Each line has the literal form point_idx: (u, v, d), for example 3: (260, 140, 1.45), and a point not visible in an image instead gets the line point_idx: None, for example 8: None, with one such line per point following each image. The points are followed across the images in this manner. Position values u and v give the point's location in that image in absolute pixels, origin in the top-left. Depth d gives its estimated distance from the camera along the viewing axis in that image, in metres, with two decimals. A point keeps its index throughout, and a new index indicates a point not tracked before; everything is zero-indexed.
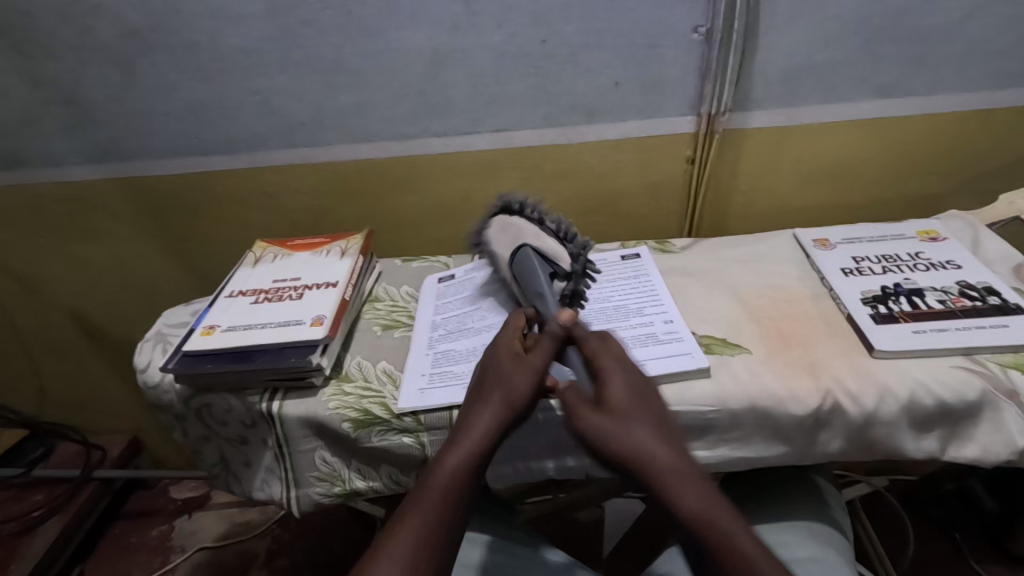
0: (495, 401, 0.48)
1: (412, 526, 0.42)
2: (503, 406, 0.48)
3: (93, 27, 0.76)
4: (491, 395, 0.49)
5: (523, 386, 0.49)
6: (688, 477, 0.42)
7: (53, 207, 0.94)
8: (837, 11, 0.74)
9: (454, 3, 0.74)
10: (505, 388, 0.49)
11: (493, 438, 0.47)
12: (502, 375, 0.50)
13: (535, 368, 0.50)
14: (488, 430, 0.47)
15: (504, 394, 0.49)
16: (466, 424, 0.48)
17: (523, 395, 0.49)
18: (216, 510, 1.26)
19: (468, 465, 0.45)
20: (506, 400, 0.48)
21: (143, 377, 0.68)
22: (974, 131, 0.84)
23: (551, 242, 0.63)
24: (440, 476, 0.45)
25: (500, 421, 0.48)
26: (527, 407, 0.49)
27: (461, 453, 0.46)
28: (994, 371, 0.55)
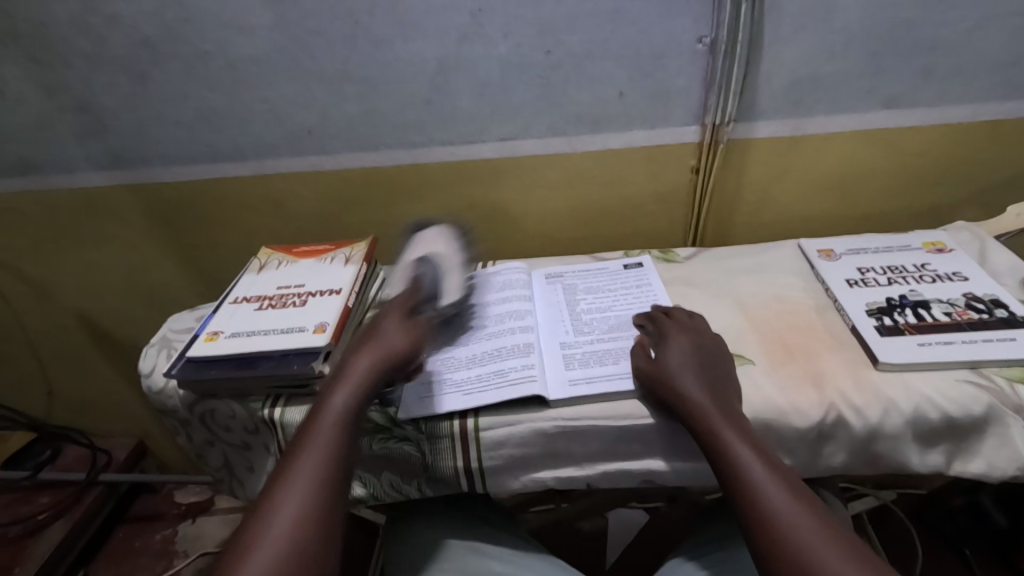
0: (376, 352, 0.56)
1: (312, 457, 0.48)
2: (379, 356, 0.56)
3: (106, 37, 0.78)
4: (368, 349, 0.56)
5: (399, 341, 0.57)
6: (720, 411, 0.52)
7: (65, 213, 0.96)
8: (843, 22, 0.74)
9: (461, 14, 0.75)
10: (379, 343, 0.57)
11: (375, 381, 0.54)
12: (381, 334, 0.58)
13: (408, 335, 0.58)
14: (366, 374, 0.54)
15: (378, 348, 0.56)
16: (345, 372, 0.54)
17: (400, 348, 0.57)
18: (220, 515, 1.27)
19: (351, 401, 0.52)
20: (382, 352, 0.56)
21: (148, 382, 0.69)
22: (981, 142, 0.84)
23: (452, 280, 0.68)
24: (329, 415, 0.51)
25: (377, 366, 0.55)
26: (404, 357, 0.57)
27: (345, 393, 0.53)
28: (1002, 385, 0.55)
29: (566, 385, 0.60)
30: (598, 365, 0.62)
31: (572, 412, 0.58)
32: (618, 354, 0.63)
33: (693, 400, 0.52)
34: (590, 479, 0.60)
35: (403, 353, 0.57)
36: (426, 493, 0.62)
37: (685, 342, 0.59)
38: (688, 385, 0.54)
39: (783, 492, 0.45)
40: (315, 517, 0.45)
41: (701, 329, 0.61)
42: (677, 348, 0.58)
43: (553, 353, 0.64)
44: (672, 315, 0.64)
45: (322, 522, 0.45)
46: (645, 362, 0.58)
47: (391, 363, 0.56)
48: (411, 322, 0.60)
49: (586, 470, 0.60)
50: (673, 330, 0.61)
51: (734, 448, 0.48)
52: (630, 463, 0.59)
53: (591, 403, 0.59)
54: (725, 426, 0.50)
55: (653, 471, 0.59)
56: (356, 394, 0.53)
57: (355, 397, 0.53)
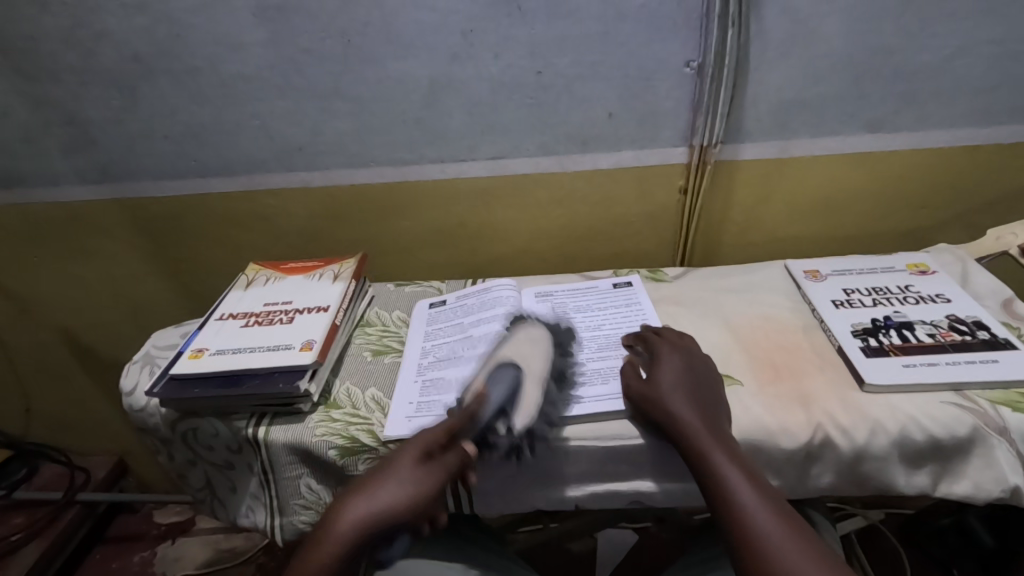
0: (364, 504, 0.51)
1: None
2: (370, 516, 0.51)
3: (97, 52, 0.78)
4: (361, 499, 0.52)
5: (398, 496, 0.52)
6: (709, 432, 0.51)
7: (49, 226, 0.94)
8: (826, 49, 0.76)
9: (453, 35, 0.76)
10: (377, 495, 0.52)
11: (359, 539, 0.50)
12: (377, 480, 0.53)
13: (414, 487, 0.52)
14: (351, 532, 0.50)
15: (373, 501, 0.51)
16: (328, 525, 0.51)
17: (401, 506, 0.51)
18: (201, 536, 1.23)
19: (329, 564, 0.49)
20: (375, 507, 0.51)
21: (129, 400, 0.67)
22: (961, 167, 0.86)
23: (533, 392, 0.60)
24: (304, 574, 0.49)
25: (364, 526, 0.50)
26: (403, 517, 0.51)
27: (320, 563, 0.49)
28: (985, 407, 0.55)
29: (554, 405, 0.59)
30: (587, 385, 0.62)
31: (560, 433, 0.58)
32: (606, 374, 0.63)
33: (683, 421, 0.52)
34: (580, 500, 0.60)
35: (403, 512, 0.51)
36: (412, 513, 0.61)
37: (677, 363, 0.59)
38: (681, 412, 0.53)
39: (768, 513, 0.45)
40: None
41: (691, 348, 0.62)
42: (667, 372, 0.57)
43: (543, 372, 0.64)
44: (662, 337, 0.63)
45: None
46: (641, 386, 0.57)
47: (380, 523, 0.51)
48: (422, 472, 0.53)
49: (576, 490, 0.59)
50: (670, 351, 0.60)
51: (722, 471, 0.48)
52: (618, 484, 0.59)
53: (580, 423, 0.59)
54: (714, 446, 0.50)
55: (643, 492, 0.58)
56: (335, 559, 0.49)
57: (335, 559, 0.49)
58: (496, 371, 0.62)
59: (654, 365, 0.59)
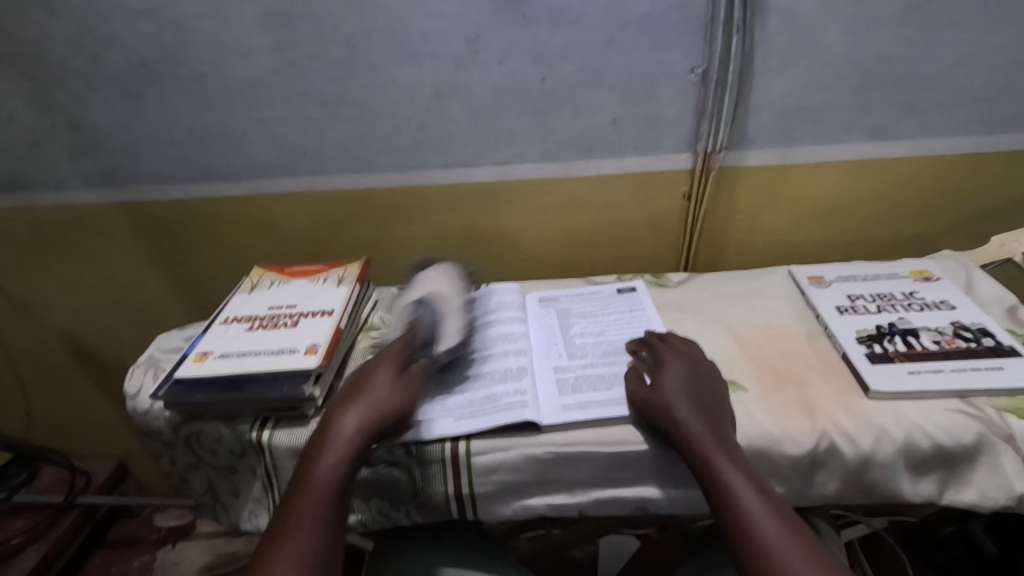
0: (361, 409, 0.55)
1: (299, 530, 0.48)
2: (370, 417, 0.54)
3: (104, 57, 0.78)
4: (356, 405, 0.55)
5: (388, 398, 0.56)
6: (712, 437, 0.51)
7: (54, 229, 0.95)
8: (830, 56, 0.76)
9: (458, 42, 0.76)
10: (369, 400, 0.56)
11: (365, 440, 0.53)
12: (365, 388, 0.57)
13: (397, 389, 0.57)
14: (355, 434, 0.53)
15: (367, 405, 0.55)
16: (332, 431, 0.53)
17: (395, 405, 0.56)
18: (201, 541, 1.23)
19: (340, 466, 0.51)
20: (371, 408, 0.55)
21: (133, 404, 0.67)
22: (964, 175, 0.86)
23: (455, 322, 0.65)
24: (318, 482, 0.51)
25: (365, 426, 0.54)
26: (394, 418, 0.56)
27: (332, 466, 0.51)
28: (990, 414, 0.55)
29: (558, 410, 0.59)
30: (592, 390, 0.62)
31: (563, 437, 0.58)
32: (611, 380, 0.63)
33: (688, 427, 0.52)
34: (584, 506, 0.59)
35: (396, 411, 0.56)
36: (414, 519, 0.61)
37: (681, 369, 0.59)
38: (686, 416, 0.53)
39: (774, 521, 0.45)
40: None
41: (695, 355, 0.61)
42: (671, 377, 0.57)
43: (547, 377, 0.64)
44: (667, 342, 0.63)
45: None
46: (647, 391, 0.57)
47: (380, 421, 0.55)
48: (399, 378, 0.58)
49: (580, 496, 0.59)
50: (676, 356, 0.60)
51: (727, 477, 0.48)
52: (623, 490, 0.58)
53: (584, 429, 0.58)
54: (718, 453, 0.50)
55: (647, 499, 0.58)
56: (343, 461, 0.52)
57: (344, 459, 0.52)
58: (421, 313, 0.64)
59: (658, 370, 0.59)
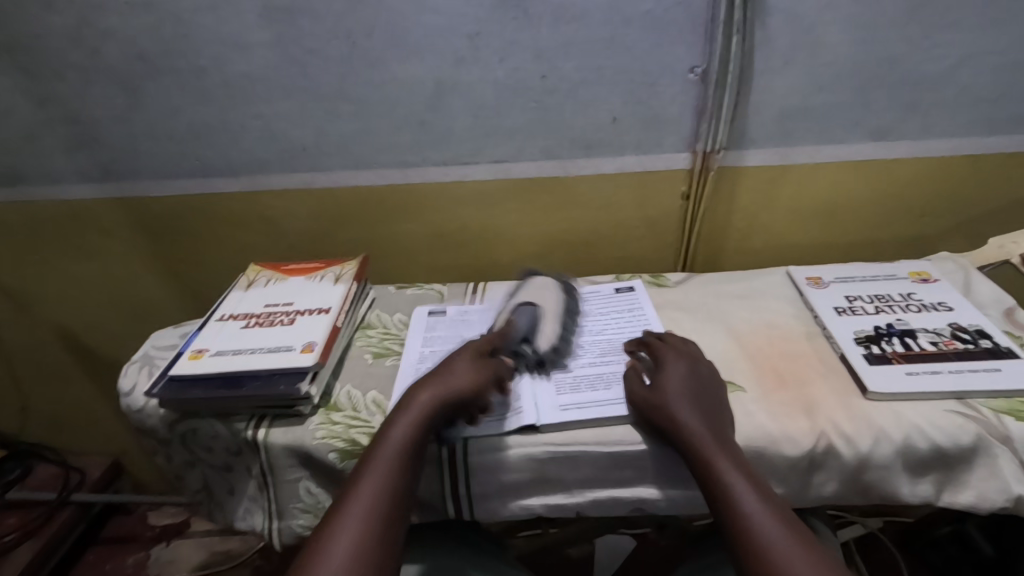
0: (437, 384, 0.55)
1: (368, 489, 0.48)
2: (443, 393, 0.55)
3: (101, 50, 0.77)
4: (430, 384, 0.55)
5: (469, 377, 0.56)
6: (711, 437, 0.51)
7: (50, 224, 0.94)
8: (831, 57, 0.76)
9: (458, 38, 0.76)
10: (443, 380, 0.56)
11: (436, 411, 0.54)
12: (446, 367, 0.57)
13: (478, 370, 0.57)
14: (427, 405, 0.54)
15: (443, 382, 0.56)
16: (407, 401, 0.54)
17: (469, 385, 0.56)
18: (196, 539, 1.23)
19: (408, 439, 0.52)
20: (443, 388, 0.55)
21: (127, 401, 0.67)
22: (963, 176, 0.86)
23: (552, 324, 0.68)
24: (384, 447, 0.51)
25: (436, 404, 0.54)
26: (470, 397, 0.56)
27: (400, 438, 0.51)
28: (987, 415, 0.55)
29: (556, 410, 0.59)
30: (590, 390, 0.61)
31: (561, 437, 0.58)
32: (609, 380, 0.63)
33: (688, 428, 0.52)
34: (581, 506, 0.59)
35: (469, 393, 0.55)
36: (412, 518, 0.61)
37: (682, 368, 0.58)
38: (687, 417, 0.53)
39: (774, 522, 0.45)
40: (375, 548, 0.44)
41: (695, 354, 0.61)
42: (671, 377, 0.57)
43: (546, 377, 0.64)
44: (669, 342, 0.63)
45: (378, 547, 0.45)
46: (647, 392, 0.57)
47: (453, 397, 0.55)
48: (482, 363, 0.58)
49: (578, 495, 0.59)
50: (677, 356, 0.60)
51: (727, 478, 0.48)
52: (621, 490, 0.58)
53: (582, 429, 0.58)
54: (718, 454, 0.50)
55: (644, 498, 0.58)
56: (410, 434, 0.52)
57: (411, 433, 0.52)
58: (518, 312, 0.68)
59: (659, 370, 0.59)
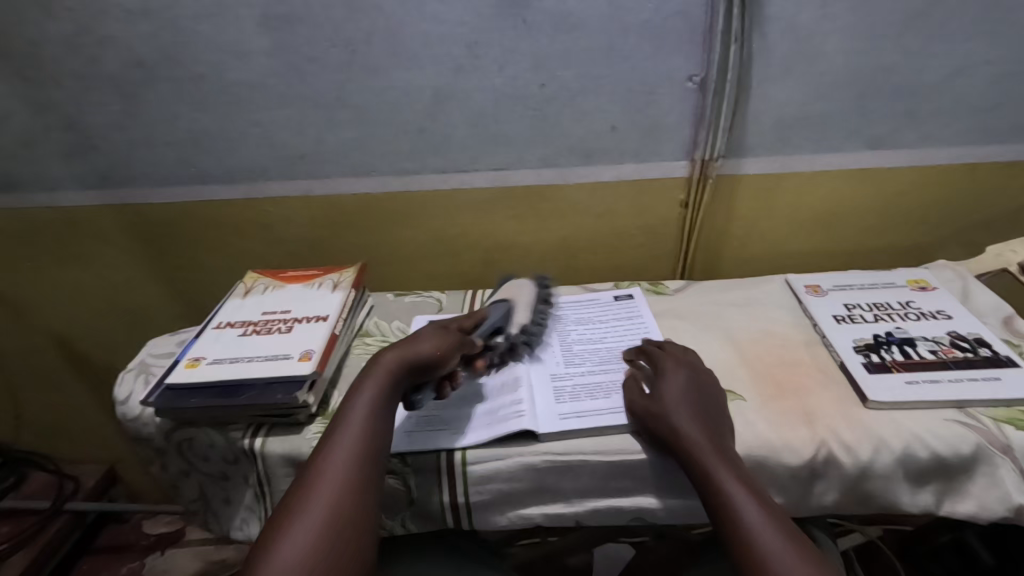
0: (398, 349, 0.57)
1: (341, 450, 0.49)
2: (404, 356, 0.56)
3: (100, 57, 0.77)
4: (394, 349, 0.57)
5: (427, 343, 0.58)
6: (709, 445, 0.51)
7: (46, 231, 0.93)
8: (828, 65, 0.77)
9: (457, 46, 0.76)
10: (405, 346, 0.57)
11: (399, 374, 0.55)
12: (408, 337, 0.59)
13: (440, 339, 0.59)
14: (392, 369, 0.55)
15: (406, 347, 0.57)
16: (371, 366, 0.56)
17: (433, 354, 0.57)
18: (191, 548, 1.21)
19: (375, 400, 0.53)
20: (407, 354, 0.57)
21: (123, 409, 0.66)
22: (960, 184, 0.86)
23: (525, 317, 0.70)
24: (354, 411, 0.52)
25: (400, 368, 0.55)
26: (428, 362, 0.57)
27: (367, 400, 0.53)
28: (989, 426, 0.55)
29: (556, 419, 0.59)
30: (589, 399, 0.61)
31: (558, 446, 0.57)
32: (608, 389, 0.62)
33: (687, 436, 0.52)
34: (580, 515, 0.59)
35: (434, 360, 0.57)
36: (411, 529, 0.60)
37: (682, 377, 0.58)
38: (684, 424, 0.53)
39: (775, 532, 0.44)
40: (354, 496, 0.46)
41: (695, 363, 0.61)
42: (670, 387, 0.57)
43: (546, 385, 0.64)
44: (669, 350, 0.63)
45: (354, 502, 0.46)
46: (648, 400, 0.57)
47: (416, 361, 0.56)
48: (446, 334, 0.60)
49: (577, 504, 0.59)
50: (677, 364, 0.60)
51: (725, 486, 0.48)
52: (621, 499, 0.58)
53: (581, 438, 0.58)
54: (717, 463, 0.50)
55: (643, 508, 0.57)
56: (379, 393, 0.54)
57: (378, 395, 0.53)
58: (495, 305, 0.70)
59: (658, 379, 0.59)
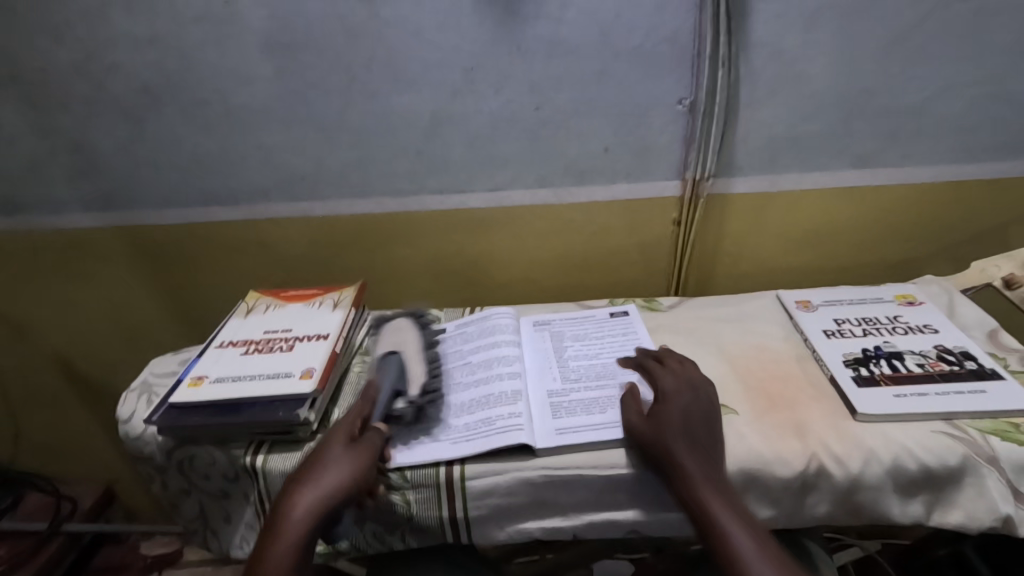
0: (318, 486, 0.53)
1: None
2: (320, 498, 0.52)
3: (108, 84, 0.80)
4: (310, 485, 0.52)
5: (346, 472, 0.54)
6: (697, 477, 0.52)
7: (48, 251, 0.95)
8: (812, 89, 0.79)
9: (455, 71, 0.78)
10: (327, 479, 0.53)
11: (318, 516, 0.51)
12: (320, 467, 0.54)
13: (357, 461, 0.55)
14: (305, 515, 0.50)
15: (321, 482, 0.53)
16: (285, 512, 0.50)
17: (355, 479, 0.54)
18: (188, 569, 1.21)
19: (293, 547, 0.49)
20: (323, 491, 0.52)
21: (126, 427, 0.67)
22: (944, 202, 0.89)
23: (415, 370, 0.69)
24: (274, 556, 0.48)
25: (316, 510, 0.51)
26: (348, 496, 0.53)
27: (287, 543, 0.49)
28: (975, 436, 0.56)
29: (553, 434, 0.60)
30: (585, 414, 0.63)
31: (555, 459, 0.59)
32: (603, 404, 0.63)
33: (684, 469, 0.52)
34: (578, 529, 0.59)
35: (354, 487, 0.53)
36: (409, 544, 0.61)
37: (684, 404, 0.59)
38: (684, 464, 0.53)
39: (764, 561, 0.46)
40: None
41: (695, 381, 0.62)
42: (674, 415, 0.57)
43: (541, 400, 0.65)
44: (672, 376, 0.63)
45: None
46: (649, 425, 0.57)
47: (332, 502, 0.52)
48: (359, 445, 0.57)
49: (574, 519, 0.59)
50: (680, 390, 0.60)
51: (715, 515, 0.49)
52: (616, 513, 0.59)
53: (578, 452, 0.59)
54: (713, 499, 0.50)
55: (639, 522, 0.58)
56: (298, 540, 0.49)
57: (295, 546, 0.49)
58: (386, 358, 0.70)
59: (660, 405, 0.58)
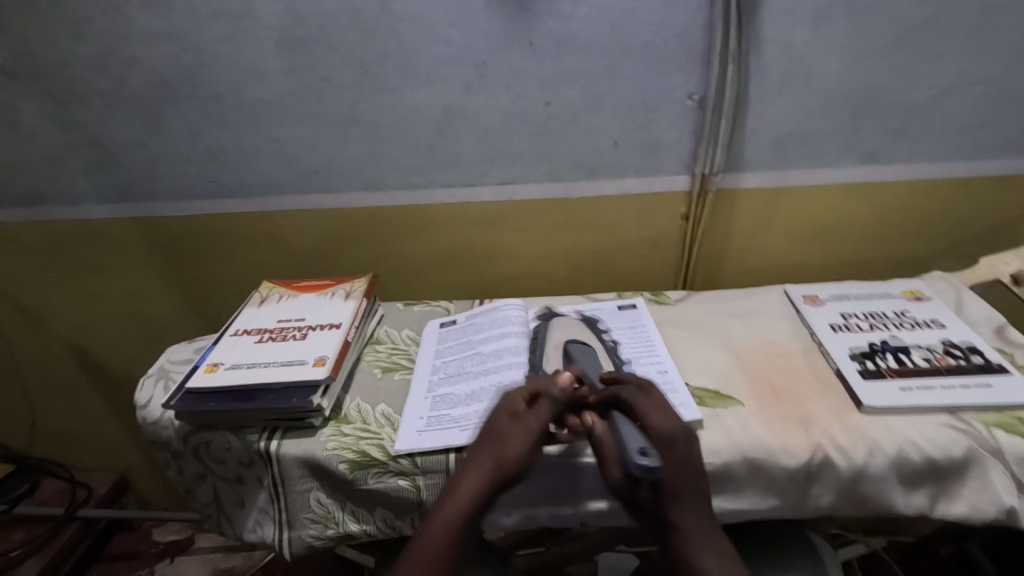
0: (485, 447, 0.56)
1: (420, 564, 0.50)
2: (494, 452, 0.55)
3: (126, 78, 0.81)
4: (483, 443, 0.56)
5: (512, 445, 0.55)
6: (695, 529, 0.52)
7: (67, 242, 0.97)
8: (822, 85, 0.80)
9: (466, 67, 0.79)
10: (492, 450, 0.55)
11: (498, 467, 0.54)
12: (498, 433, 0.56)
13: (525, 436, 0.56)
14: (485, 465, 0.54)
15: (497, 443, 0.55)
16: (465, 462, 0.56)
17: (516, 453, 0.54)
18: (199, 555, 1.23)
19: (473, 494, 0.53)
20: (494, 450, 0.55)
21: (143, 413, 0.69)
22: (954, 199, 0.89)
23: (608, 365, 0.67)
24: (453, 498, 0.53)
25: (487, 463, 0.54)
26: (516, 461, 0.54)
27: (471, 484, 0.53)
28: (980, 429, 0.57)
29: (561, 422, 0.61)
30: None
31: (562, 448, 0.60)
32: None
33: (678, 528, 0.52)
34: (585, 516, 0.60)
35: (518, 457, 0.54)
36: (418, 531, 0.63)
37: (681, 456, 0.53)
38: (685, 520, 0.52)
39: None
40: None
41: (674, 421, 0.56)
42: (669, 477, 0.52)
43: None
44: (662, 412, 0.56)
45: None
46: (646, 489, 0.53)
47: (507, 458, 0.54)
48: (526, 422, 0.57)
49: (580, 506, 0.60)
50: (675, 435, 0.54)
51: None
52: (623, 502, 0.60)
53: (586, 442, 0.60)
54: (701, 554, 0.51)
55: None
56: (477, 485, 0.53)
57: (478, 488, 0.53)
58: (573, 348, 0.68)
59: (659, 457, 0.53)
